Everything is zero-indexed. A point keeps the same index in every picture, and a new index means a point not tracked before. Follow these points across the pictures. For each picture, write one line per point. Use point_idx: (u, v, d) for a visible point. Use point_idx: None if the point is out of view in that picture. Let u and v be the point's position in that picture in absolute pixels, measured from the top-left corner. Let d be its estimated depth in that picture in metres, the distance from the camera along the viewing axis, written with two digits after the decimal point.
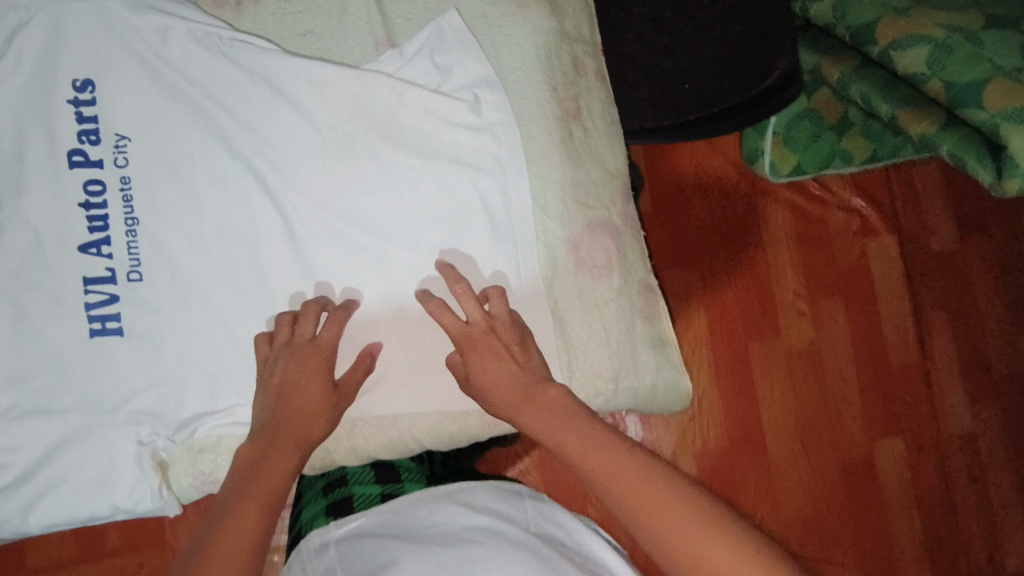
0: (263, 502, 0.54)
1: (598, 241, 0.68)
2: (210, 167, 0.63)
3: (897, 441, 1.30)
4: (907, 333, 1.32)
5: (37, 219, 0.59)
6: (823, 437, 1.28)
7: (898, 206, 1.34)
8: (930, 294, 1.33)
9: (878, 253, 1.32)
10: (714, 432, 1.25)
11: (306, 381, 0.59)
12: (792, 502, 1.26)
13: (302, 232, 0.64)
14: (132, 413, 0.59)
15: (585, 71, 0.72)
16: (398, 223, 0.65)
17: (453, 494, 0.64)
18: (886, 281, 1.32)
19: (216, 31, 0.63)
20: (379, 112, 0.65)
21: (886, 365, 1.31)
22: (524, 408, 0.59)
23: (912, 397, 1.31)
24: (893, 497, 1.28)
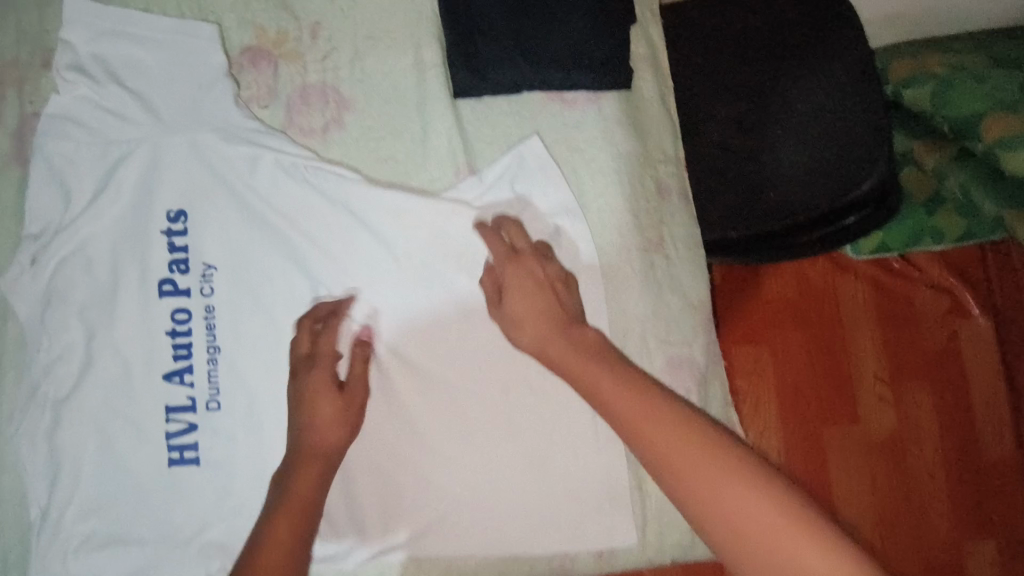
0: (295, 519, 0.51)
1: (678, 381, 0.66)
2: (287, 295, 0.63)
3: (990, 544, 1.19)
4: (1006, 428, 1.21)
5: (127, 346, 0.61)
6: (905, 533, 1.19)
7: (996, 284, 1.23)
8: None
9: (970, 335, 1.23)
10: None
11: (319, 390, 0.58)
12: None
13: (377, 365, 0.64)
14: (204, 544, 0.60)
15: (669, 195, 0.70)
16: (472, 359, 0.64)
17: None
18: (980, 366, 1.22)
19: (303, 163, 0.63)
20: (456, 241, 0.64)
21: (978, 458, 1.21)
22: (554, 339, 0.56)
23: (1010, 496, 1.19)
24: None
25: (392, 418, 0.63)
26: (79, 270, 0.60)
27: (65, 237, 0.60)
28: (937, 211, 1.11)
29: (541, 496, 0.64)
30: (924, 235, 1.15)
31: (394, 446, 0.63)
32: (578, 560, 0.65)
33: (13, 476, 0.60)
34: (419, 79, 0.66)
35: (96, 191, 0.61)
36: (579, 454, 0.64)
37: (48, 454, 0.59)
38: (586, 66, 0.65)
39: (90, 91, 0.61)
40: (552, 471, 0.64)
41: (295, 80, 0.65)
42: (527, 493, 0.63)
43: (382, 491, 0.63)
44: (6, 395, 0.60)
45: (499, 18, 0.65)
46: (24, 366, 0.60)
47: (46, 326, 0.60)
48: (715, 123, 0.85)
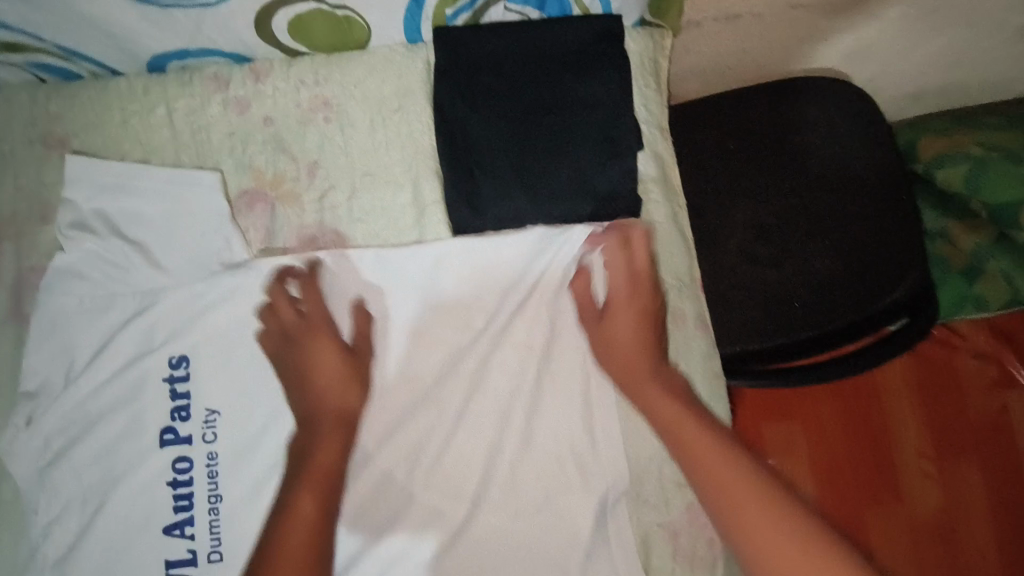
0: (319, 497, 0.56)
1: (702, 528, 0.61)
2: (281, 445, 0.60)
3: None
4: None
5: (127, 502, 0.58)
6: None
7: None
8: None
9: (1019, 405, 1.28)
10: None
11: (323, 354, 0.60)
12: None
13: (388, 501, 0.61)
14: None
15: (685, 320, 0.67)
16: (484, 492, 0.61)
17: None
18: None
19: (333, 304, 0.63)
20: (467, 366, 0.62)
21: None
22: (632, 366, 0.61)
23: None
24: None
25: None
26: (75, 425, 0.59)
27: (67, 391, 0.59)
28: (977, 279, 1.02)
29: None
30: (966, 304, 1.05)
31: None
32: None
33: None
34: (419, 216, 0.64)
35: (99, 344, 0.60)
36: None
37: None
38: (590, 196, 0.64)
39: (95, 244, 0.61)
40: None
41: (293, 220, 0.64)
42: None
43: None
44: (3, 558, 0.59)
45: (499, 153, 0.63)
46: (23, 525, 0.59)
47: (43, 487, 0.58)
48: (731, 231, 0.80)
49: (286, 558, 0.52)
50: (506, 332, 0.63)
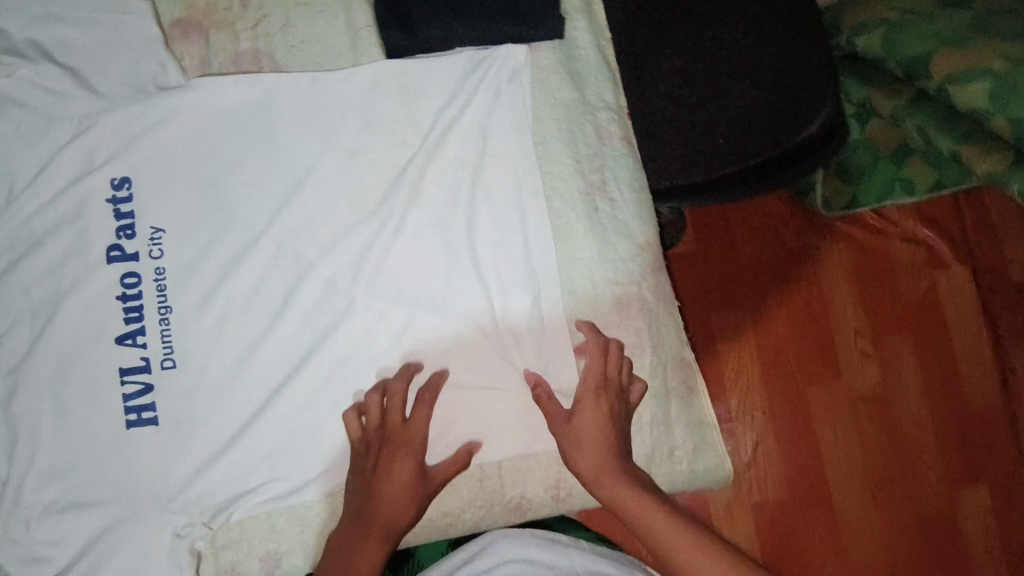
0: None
1: (630, 320, 0.66)
2: (228, 256, 0.64)
3: (979, 490, 1.34)
4: (987, 371, 1.36)
5: (79, 314, 0.61)
6: (894, 481, 1.34)
7: (971, 233, 1.38)
8: (1009, 326, 1.37)
9: (947, 284, 1.37)
10: (773, 481, 1.32)
11: (402, 461, 0.62)
12: (863, 553, 1.32)
13: (340, 304, 0.65)
14: (182, 502, 0.61)
15: (608, 139, 0.70)
16: (426, 292, 0.66)
17: (489, 553, 0.65)
18: (959, 316, 1.37)
19: (342, 310, 0.65)
20: (407, 180, 0.66)
21: (964, 406, 1.35)
22: (579, 440, 0.62)
23: (993, 440, 1.35)
24: (976, 546, 1.32)
25: (336, 375, 0.65)
26: (26, 243, 0.61)
27: (12, 211, 0.61)
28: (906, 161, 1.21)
29: (494, 429, 0.65)
30: (897, 186, 1.24)
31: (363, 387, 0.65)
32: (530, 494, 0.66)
33: None
34: (352, 43, 0.67)
35: (39, 168, 0.62)
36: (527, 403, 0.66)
37: (5, 425, 0.60)
38: (513, 14, 0.66)
39: (28, 72, 0.61)
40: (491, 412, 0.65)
41: (227, 50, 0.66)
42: (487, 426, 0.65)
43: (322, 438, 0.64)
44: None
45: None
46: None
47: None
48: (662, 56, 0.80)
49: None
50: (442, 148, 0.67)
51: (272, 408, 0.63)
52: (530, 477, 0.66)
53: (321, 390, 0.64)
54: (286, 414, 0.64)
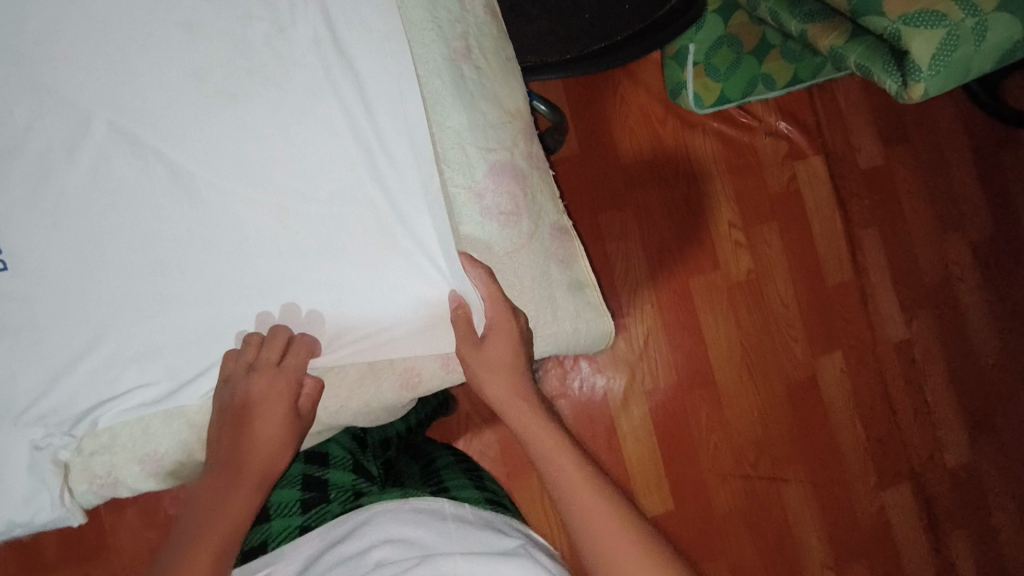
0: (227, 535, 0.55)
1: (504, 186, 0.65)
2: (55, 141, 0.58)
3: (836, 356, 1.51)
4: (841, 251, 1.51)
5: None
6: (767, 356, 1.47)
7: (822, 125, 1.52)
8: (857, 210, 1.52)
9: (805, 173, 1.49)
10: (662, 367, 1.42)
11: (272, 402, 0.60)
12: (743, 424, 1.46)
13: (191, 187, 0.59)
14: (34, 414, 0.56)
15: (471, 8, 0.68)
16: (288, 172, 0.61)
17: (370, 527, 0.57)
18: (816, 201, 1.50)
19: (205, 201, 0.60)
20: (258, 52, 0.61)
21: (823, 284, 1.50)
22: (488, 370, 0.63)
23: (846, 312, 1.51)
24: (836, 406, 1.50)
25: (198, 266, 0.59)
26: None
27: None
28: (766, 56, 1.30)
29: (365, 326, 0.62)
30: (758, 81, 1.34)
31: (226, 275, 0.60)
32: (426, 373, 0.66)
33: None
34: None
35: None
36: (416, 281, 0.62)
37: None
38: None
39: None
40: (367, 300, 0.62)
41: None
42: (372, 309, 0.62)
43: (191, 335, 0.59)
44: None
45: None
46: None
47: None
48: None
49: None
50: (293, 19, 0.62)
51: (127, 305, 0.58)
52: (425, 360, 0.66)
53: (178, 284, 0.59)
54: (142, 314, 0.58)
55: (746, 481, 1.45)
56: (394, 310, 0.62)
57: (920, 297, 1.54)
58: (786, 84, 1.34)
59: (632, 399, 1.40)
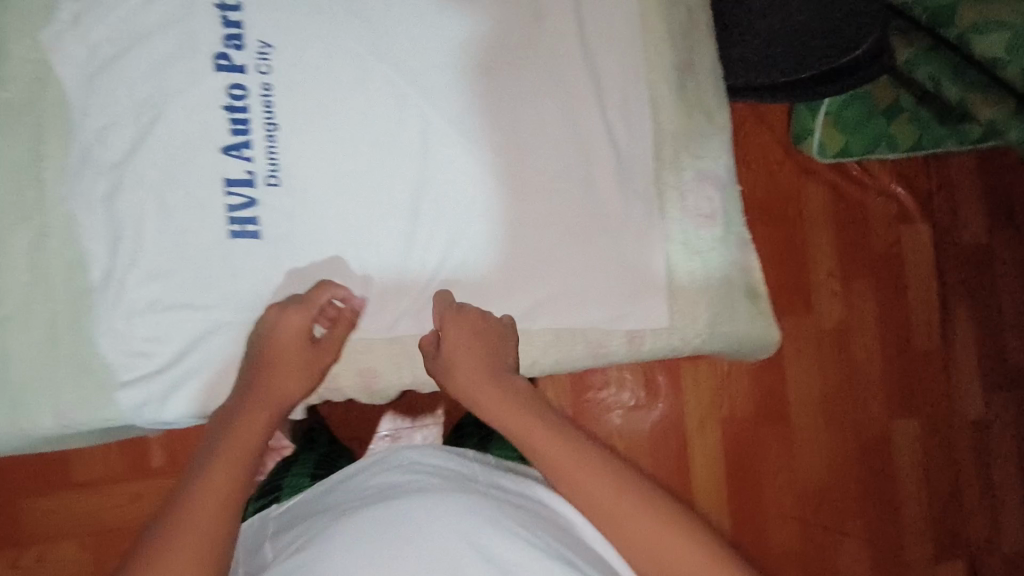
0: (234, 464, 0.54)
1: (704, 191, 0.71)
2: (333, 81, 0.64)
3: (912, 421, 1.52)
4: (932, 318, 1.53)
5: (181, 120, 0.60)
6: (844, 408, 1.49)
7: (933, 193, 1.53)
8: (955, 281, 1.54)
9: (910, 237, 1.52)
10: (740, 399, 1.44)
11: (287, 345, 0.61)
12: (810, 469, 1.48)
13: (438, 142, 0.66)
14: None
15: (697, 24, 0.73)
16: (523, 145, 0.67)
17: (352, 484, 0.63)
18: (915, 266, 1.52)
19: (449, 158, 0.67)
20: (515, 34, 0.67)
21: (909, 347, 1.52)
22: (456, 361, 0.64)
23: (928, 378, 1.53)
24: (905, 469, 1.51)
25: (434, 213, 0.67)
26: (125, 36, 0.59)
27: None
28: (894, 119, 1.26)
29: (533, 296, 0.69)
30: (881, 142, 1.29)
31: (456, 225, 0.67)
32: (612, 347, 0.71)
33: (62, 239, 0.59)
34: None
35: None
36: (619, 264, 0.69)
37: (107, 222, 0.59)
38: None
39: None
40: (565, 272, 0.69)
41: None
42: (577, 277, 0.69)
43: (418, 275, 0.67)
44: (48, 155, 0.59)
45: None
46: (67, 126, 0.59)
47: (96, 92, 0.59)
48: None
49: (200, 513, 0.50)
50: (548, 10, 0.68)
51: (373, 239, 0.66)
52: (612, 336, 0.71)
53: (419, 223, 0.66)
54: (382, 248, 0.66)
55: (804, 524, 1.46)
56: (608, 280, 0.69)
57: (1005, 377, 1.54)
58: (909, 149, 1.28)
59: (707, 426, 1.43)
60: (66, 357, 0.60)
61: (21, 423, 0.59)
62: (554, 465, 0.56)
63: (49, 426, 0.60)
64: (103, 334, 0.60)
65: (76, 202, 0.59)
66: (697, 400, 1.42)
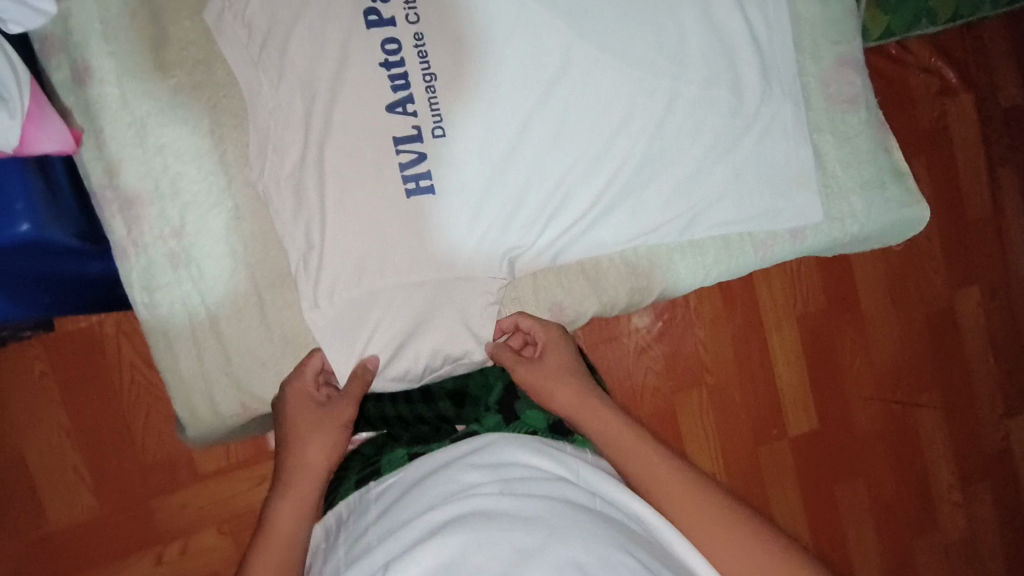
0: (297, 505, 0.57)
1: (846, 76, 0.73)
2: (473, 19, 0.62)
3: (974, 290, 1.46)
4: (982, 187, 1.45)
5: (341, 83, 0.59)
6: (910, 287, 1.43)
7: (970, 62, 1.43)
8: (999, 147, 1.46)
9: (954, 110, 1.42)
10: (810, 295, 1.35)
11: (297, 398, 0.62)
12: (886, 354, 1.41)
13: (580, 64, 0.64)
14: (471, 270, 0.64)
15: None
16: (667, 58, 0.66)
17: (442, 480, 0.52)
18: (962, 136, 1.43)
19: (593, 77, 0.65)
20: None
21: (965, 218, 1.45)
22: (556, 386, 0.65)
23: (987, 246, 1.46)
24: (972, 340, 1.47)
25: (590, 141, 0.65)
26: (281, 5, 0.59)
27: None
28: None
29: (693, 208, 0.69)
30: (922, 18, 1.23)
31: (616, 149, 0.66)
32: (777, 245, 0.73)
33: (257, 214, 0.62)
34: None
35: None
36: (775, 168, 0.70)
37: (295, 195, 0.60)
38: None
39: None
40: (725, 180, 0.69)
41: None
42: (738, 184, 0.69)
43: (585, 206, 0.66)
44: (226, 138, 0.61)
45: None
46: (240, 105, 0.61)
47: (263, 64, 0.60)
48: None
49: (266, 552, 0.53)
50: None
51: (537, 178, 0.64)
52: (777, 236, 0.73)
53: (577, 146, 0.65)
54: (543, 184, 0.65)
55: (884, 404, 1.41)
56: (761, 182, 0.70)
57: None
58: (947, 18, 1.24)
59: (783, 327, 1.34)
60: (280, 334, 0.63)
61: (245, 401, 0.63)
62: (655, 478, 0.56)
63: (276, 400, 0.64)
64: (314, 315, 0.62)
65: (265, 179, 0.60)
66: (771, 306, 1.33)
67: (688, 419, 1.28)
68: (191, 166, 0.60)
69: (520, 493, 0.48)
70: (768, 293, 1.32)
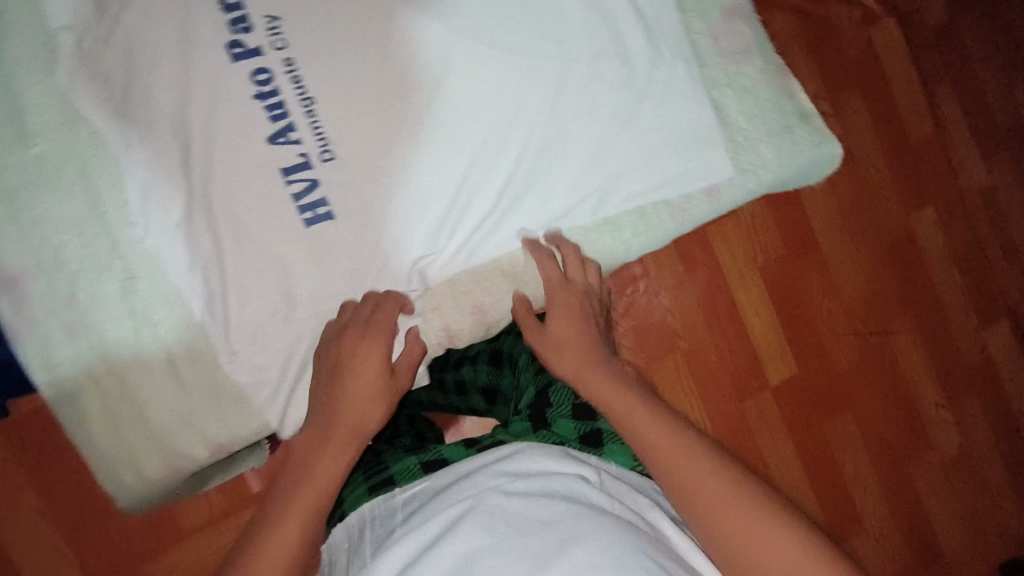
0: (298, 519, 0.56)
1: (734, 28, 0.73)
2: (341, 34, 0.60)
3: (928, 211, 1.46)
4: (919, 104, 1.45)
5: (214, 123, 0.58)
6: (864, 218, 1.42)
7: None
8: (930, 63, 1.45)
9: (880, 36, 1.42)
10: (769, 243, 1.33)
11: (369, 353, 0.62)
12: (853, 288, 1.41)
13: (463, 61, 0.62)
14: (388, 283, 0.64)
15: None
16: (547, 39, 0.65)
17: (464, 483, 0.53)
18: (890, 59, 1.42)
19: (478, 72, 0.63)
20: None
21: (908, 142, 1.44)
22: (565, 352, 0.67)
23: (937, 164, 1.47)
24: (935, 260, 1.47)
25: (487, 137, 0.64)
26: (135, 53, 0.57)
27: (108, 21, 0.57)
28: None
29: (603, 187, 0.68)
30: None
31: (515, 141, 0.65)
32: (694, 208, 0.73)
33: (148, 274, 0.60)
34: None
35: None
36: (676, 133, 0.69)
37: (186, 245, 0.59)
38: None
39: None
40: (629, 153, 0.68)
41: None
42: (641, 157, 0.69)
43: (497, 202, 0.66)
44: (105, 201, 0.59)
45: None
46: (114, 162, 0.59)
47: (129, 117, 0.58)
48: None
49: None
50: None
51: (440, 184, 0.63)
52: (692, 199, 0.72)
53: (475, 145, 0.64)
54: (448, 190, 0.63)
55: (859, 336, 1.41)
56: (667, 148, 0.69)
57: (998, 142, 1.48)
58: None
59: (747, 279, 1.32)
60: (196, 388, 0.61)
61: (171, 461, 0.62)
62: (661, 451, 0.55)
63: (205, 456, 0.63)
64: (228, 362, 0.61)
65: (152, 235, 0.59)
66: (732, 262, 1.30)
67: (669, 383, 1.27)
68: (72, 233, 0.59)
69: (544, 492, 0.50)
70: (727, 249, 1.30)
